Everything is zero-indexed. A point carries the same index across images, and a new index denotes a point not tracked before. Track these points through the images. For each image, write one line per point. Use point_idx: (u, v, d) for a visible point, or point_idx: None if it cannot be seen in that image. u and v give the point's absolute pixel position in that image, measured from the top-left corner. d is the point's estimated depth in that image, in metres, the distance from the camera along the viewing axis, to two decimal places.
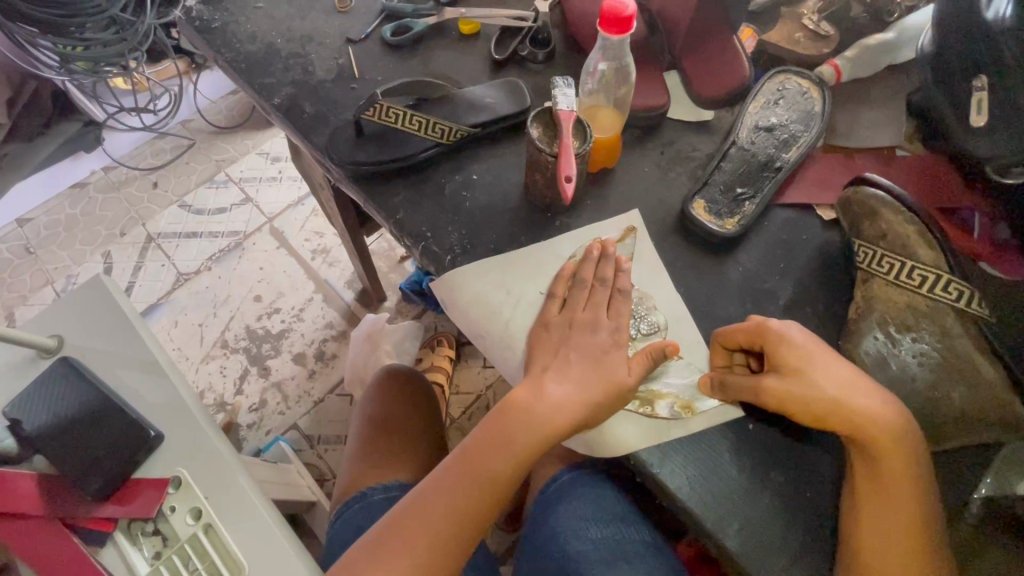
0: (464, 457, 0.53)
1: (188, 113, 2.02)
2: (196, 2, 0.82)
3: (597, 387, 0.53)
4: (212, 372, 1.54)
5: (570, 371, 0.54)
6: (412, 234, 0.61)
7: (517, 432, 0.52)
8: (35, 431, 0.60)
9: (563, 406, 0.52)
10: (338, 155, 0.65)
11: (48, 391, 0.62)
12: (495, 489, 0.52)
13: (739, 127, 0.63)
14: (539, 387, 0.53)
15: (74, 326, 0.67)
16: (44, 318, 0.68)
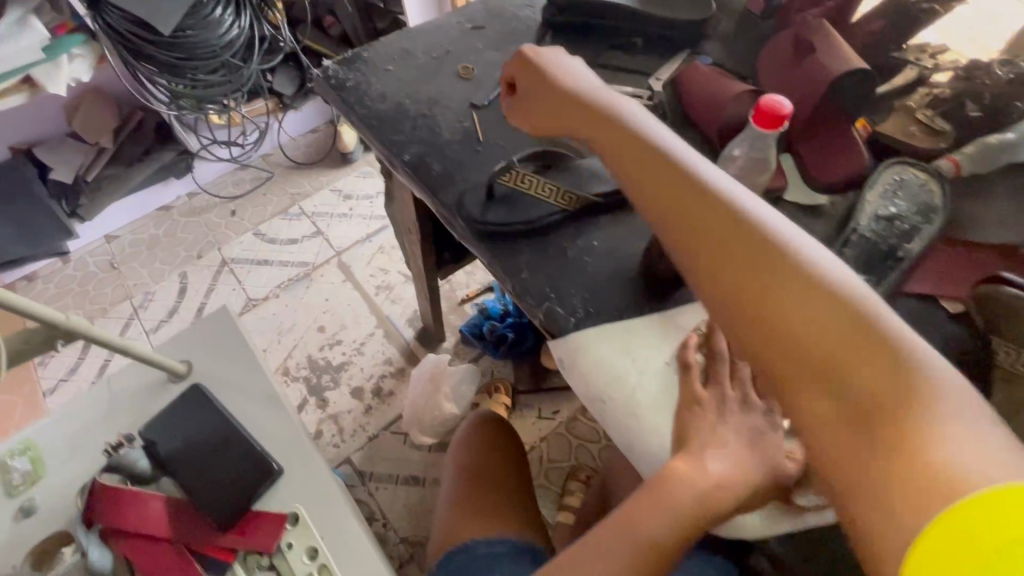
0: (618, 526, 0.51)
1: (270, 148, 2.16)
2: (333, 63, 0.89)
3: (753, 464, 0.53)
4: None
5: (727, 449, 0.53)
6: (536, 294, 0.64)
7: (676, 502, 0.50)
8: (170, 452, 0.76)
9: (726, 479, 0.51)
10: (467, 214, 0.69)
11: (182, 412, 0.78)
12: (651, 564, 0.50)
13: (859, 215, 0.65)
14: (699, 460, 0.52)
15: (198, 355, 0.83)
16: (172, 346, 0.84)
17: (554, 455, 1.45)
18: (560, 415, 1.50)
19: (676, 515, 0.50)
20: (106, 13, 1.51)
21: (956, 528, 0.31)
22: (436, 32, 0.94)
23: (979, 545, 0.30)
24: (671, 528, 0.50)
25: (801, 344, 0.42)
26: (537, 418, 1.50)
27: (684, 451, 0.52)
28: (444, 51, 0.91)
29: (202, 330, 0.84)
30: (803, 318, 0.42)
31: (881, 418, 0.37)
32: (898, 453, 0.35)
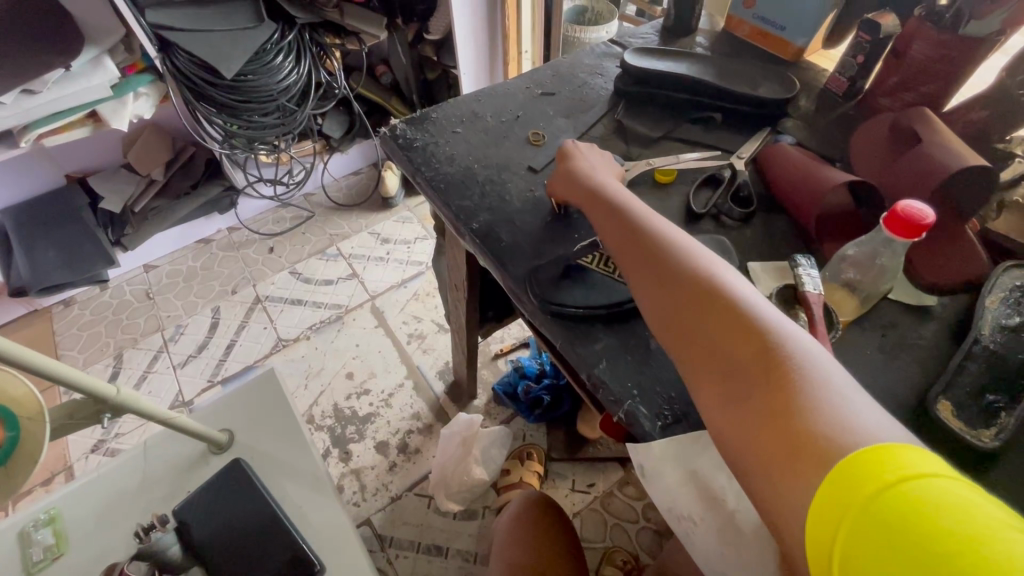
0: None
1: (313, 187, 2.19)
2: (401, 123, 0.89)
3: None
4: None
5: None
6: (616, 389, 0.58)
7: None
8: (201, 540, 0.73)
9: None
10: (540, 292, 0.64)
11: (221, 491, 0.77)
12: None
13: (980, 323, 0.58)
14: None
15: (243, 428, 0.85)
16: (216, 415, 0.85)
17: (588, 534, 1.34)
18: (595, 489, 1.41)
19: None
20: (175, 56, 1.58)
21: (847, 501, 0.35)
22: (505, 96, 0.93)
23: (863, 517, 0.34)
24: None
25: (712, 348, 0.48)
26: (570, 490, 1.41)
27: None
28: (513, 116, 0.90)
29: (251, 401, 0.87)
30: (711, 330, 0.49)
31: (777, 412, 0.41)
32: (797, 453, 0.39)
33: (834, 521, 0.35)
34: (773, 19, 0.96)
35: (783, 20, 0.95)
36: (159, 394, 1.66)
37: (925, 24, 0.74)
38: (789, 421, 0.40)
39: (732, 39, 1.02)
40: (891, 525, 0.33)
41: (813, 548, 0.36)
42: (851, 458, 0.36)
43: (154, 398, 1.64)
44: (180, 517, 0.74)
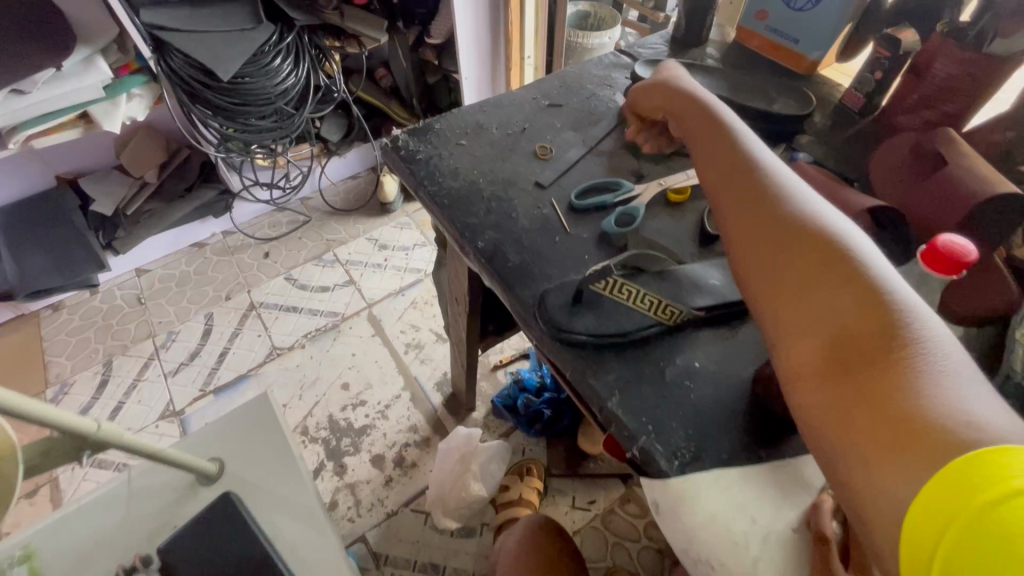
0: None
1: (309, 191, 2.15)
2: (403, 134, 0.86)
3: None
4: None
5: None
6: (630, 424, 0.55)
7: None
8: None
9: None
10: (549, 319, 0.61)
11: (208, 527, 0.74)
12: None
13: (1012, 355, 0.55)
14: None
15: (234, 456, 0.81)
16: (204, 444, 0.81)
17: (588, 553, 1.31)
18: (595, 506, 1.37)
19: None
20: (169, 57, 1.54)
21: (955, 501, 0.30)
22: (511, 107, 0.90)
23: (968, 520, 0.30)
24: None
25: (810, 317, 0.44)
26: (571, 507, 1.38)
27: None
28: (520, 128, 0.87)
29: (243, 426, 0.83)
30: (823, 293, 0.44)
31: (889, 389, 0.37)
32: (898, 437, 0.34)
33: (943, 516, 0.31)
34: (787, 32, 0.94)
35: (797, 33, 0.92)
36: (149, 403, 1.61)
37: (947, 42, 0.72)
38: (900, 400, 0.36)
39: (743, 52, 1.00)
40: (1012, 532, 0.28)
41: (910, 538, 0.32)
42: (966, 455, 0.31)
43: (144, 407, 1.60)
44: (166, 557, 0.72)
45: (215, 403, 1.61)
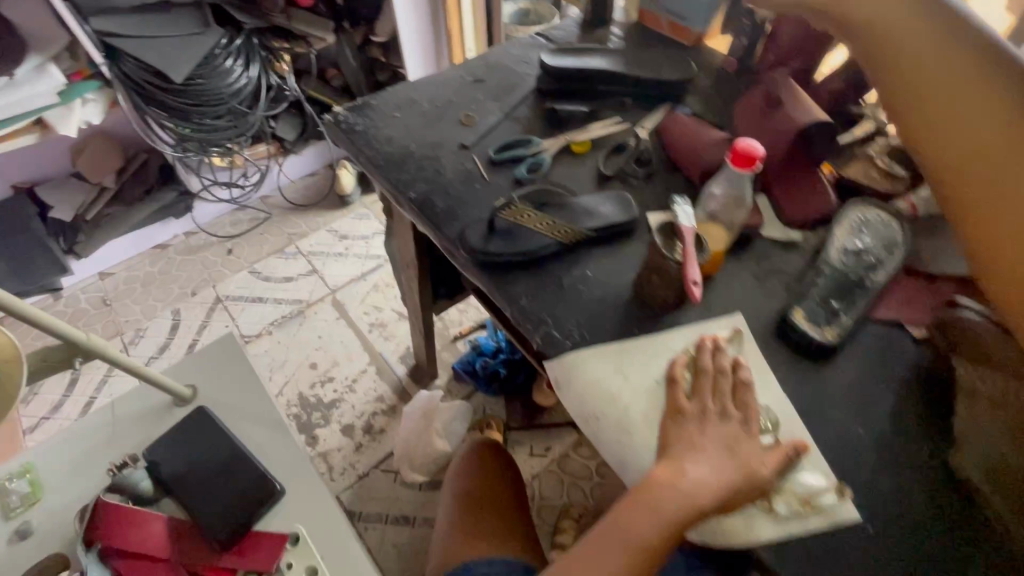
0: (598, 528, 0.56)
1: (269, 189, 2.21)
2: (344, 110, 0.97)
3: (733, 472, 0.54)
4: None
5: (706, 453, 0.55)
6: (533, 319, 0.68)
7: (659, 507, 0.53)
8: (171, 474, 0.76)
9: (702, 488, 0.53)
10: (468, 245, 0.74)
11: (185, 437, 0.78)
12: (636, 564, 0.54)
13: (829, 248, 0.71)
14: (680, 470, 0.54)
15: (207, 382, 0.83)
16: (186, 369, 0.86)
17: (546, 493, 1.44)
18: (551, 452, 1.50)
19: (663, 521, 0.53)
20: (122, 61, 1.61)
21: None
22: (440, 84, 1.02)
23: None
24: (662, 537, 0.54)
25: None
26: (529, 455, 1.50)
27: (667, 461, 0.56)
28: (447, 101, 0.99)
29: (226, 356, 0.84)
30: None
31: None
32: None
33: None
34: (676, 11, 1.09)
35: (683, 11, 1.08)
36: None
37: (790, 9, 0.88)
38: None
39: (642, 31, 1.15)
40: None
41: None
42: None
43: None
44: (150, 455, 0.76)
45: None
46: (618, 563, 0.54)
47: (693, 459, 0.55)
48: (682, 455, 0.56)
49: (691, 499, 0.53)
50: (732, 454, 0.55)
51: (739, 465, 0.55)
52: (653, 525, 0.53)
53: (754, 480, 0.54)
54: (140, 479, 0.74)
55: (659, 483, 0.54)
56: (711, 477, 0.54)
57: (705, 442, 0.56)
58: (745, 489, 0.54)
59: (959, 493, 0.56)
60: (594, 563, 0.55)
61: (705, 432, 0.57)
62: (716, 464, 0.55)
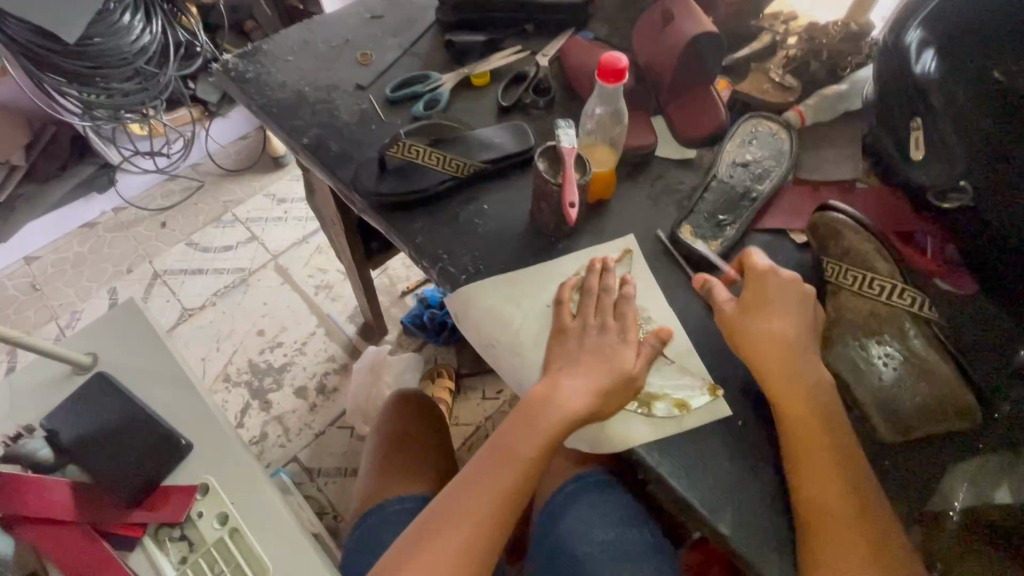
0: (490, 452, 0.58)
1: (199, 156, 2.08)
2: (232, 57, 0.91)
3: (609, 378, 0.57)
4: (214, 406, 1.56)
5: (583, 364, 0.58)
6: (429, 256, 0.68)
7: (540, 420, 0.56)
8: (71, 439, 0.63)
9: (579, 396, 0.56)
10: (362, 187, 0.72)
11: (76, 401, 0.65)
12: (527, 476, 0.57)
13: (718, 162, 0.72)
14: (558, 383, 0.57)
15: (108, 344, 0.70)
16: (80, 333, 0.71)
17: None
18: (503, 394, 1.55)
19: (542, 433, 0.56)
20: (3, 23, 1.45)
21: None
22: (336, 23, 0.97)
23: None
24: (543, 448, 0.56)
25: None
26: (481, 399, 1.54)
27: (548, 377, 0.58)
28: (343, 40, 0.94)
29: (110, 319, 0.72)
30: None
31: None
32: None
33: None
34: None
35: None
36: None
37: None
38: None
39: None
40: None
41: None
42: None
43: None
44: (47, 423, 0.63)
45: None
46: (504, 478, 0.56)
47: (571, 372, 0.58)
48: (561, 371, 0.58)
49: (567, 408, 0.56)
50: (606, 364, 0.58)
51: (613, 374, 0.57)
52: (535, 437, 0.56)
53: (626, 387, 0.57)
54: (37, 446, 0.62)
55: (540, 398, 0.57)
56: (586, 386, 0.56)
57: (582, 356, 0.58)
58: (618, 396, 0.56)
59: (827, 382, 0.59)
60: (482, 479, 0.57)
61: (582, 348, 0.59)
62: (592, 375, 0.57)
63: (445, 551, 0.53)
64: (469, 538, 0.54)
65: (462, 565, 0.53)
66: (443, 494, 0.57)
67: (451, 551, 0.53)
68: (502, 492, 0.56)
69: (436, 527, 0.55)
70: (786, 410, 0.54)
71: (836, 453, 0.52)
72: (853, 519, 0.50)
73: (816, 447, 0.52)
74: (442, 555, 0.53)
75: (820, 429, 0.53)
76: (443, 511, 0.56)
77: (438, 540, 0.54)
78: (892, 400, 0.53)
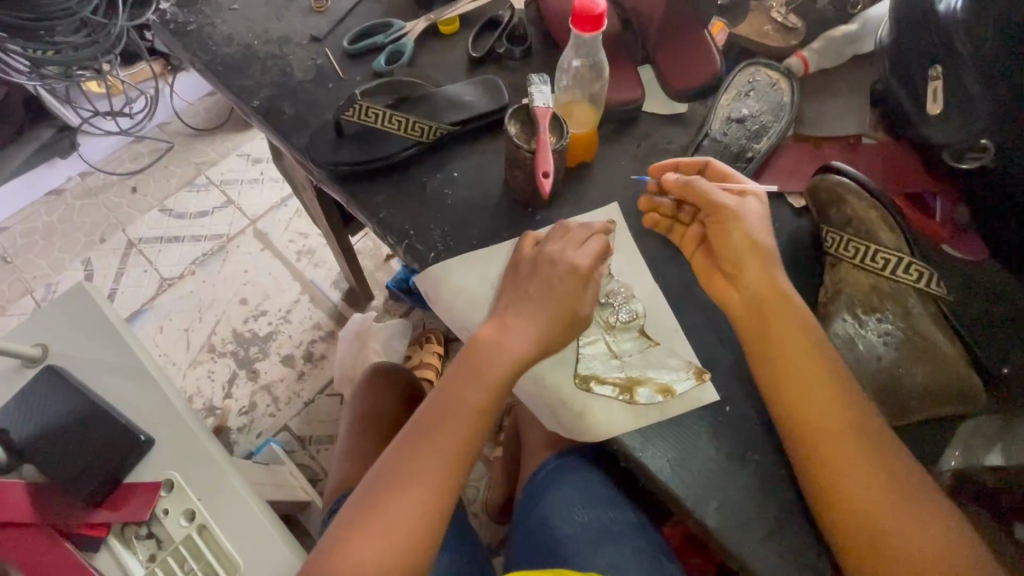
0: (434, 404, 0.54)
1: (165, 116, 1.95)
2: (170, 5, 0.81)
3: (556, 321, 0.53)
4: (201, 377, 1.53)
5: (529, 306, 0.54)
6: (395, 232, 0.62)
7: (486, 368, 0.53)
8: (23, 439, 0.59)
9: (526, 341, 0.53)
10: (318, 156, 0.65)
11: (29, 399, 0.61)
12: (474, 428, 0.54)
13: (711, 118, 0.65)
14: (503, 328, 0.54)
15: (62, 334, 0.66)
16: (29, 324, 0.67)
17: None
18: None
19: (490, 381, 0.53)
20: None
21: None
22: None
23: None
24: (492, 397, 0.53)
25: None
26: None
27: (493, 321, 0.55)
28: None
29: (63, 308, 0.66)
30: None
31: None
32: None
33: None
34: None
35: None
36: None
37: None
38: None
39: None
40: None
41: None
42: None
43: None
44: None
45: None
46: (456, 433, 0.53)
47: (516, 315, 0.54)
48: (507, 315, 0.54)
49: (514, 354, 0.53)
50: (552, 305, 0.54)
51: (560, 315, 0.53)
52: (482, 386, 0.53)
53: (574, 328, 0.54)
54: None
55: (485, 344, 0.54)
56: (532, 332, 0.53)
57: (529, 299, 0.54)
58: (563, 336, 0.54)
59: None
60: (428, 435, 0.53)
61: (531, 294, 0.54)
62: (538, 318, 0.53)
63: (401, 515, 0.50)
64: (425, 499, 0.51)
65: (420, 526, 0.51)
66: (390, 452, 0.54)
67: (406, 515, 0.50)
68: (455, 448, 0.53)
69: (388, 491, 0.51)
70: (791, 398, 0.49)
71: (857, 436, 0.47)
72: (895, 497, 0.45)
73: (831, 431, 0.48)
74: (398, 521, 0.50)
75: (835, 411, 0.48)
76: (389, 471, 0.52)
77: (390, 504, 0.51)
78: (891, 382, 0.50)
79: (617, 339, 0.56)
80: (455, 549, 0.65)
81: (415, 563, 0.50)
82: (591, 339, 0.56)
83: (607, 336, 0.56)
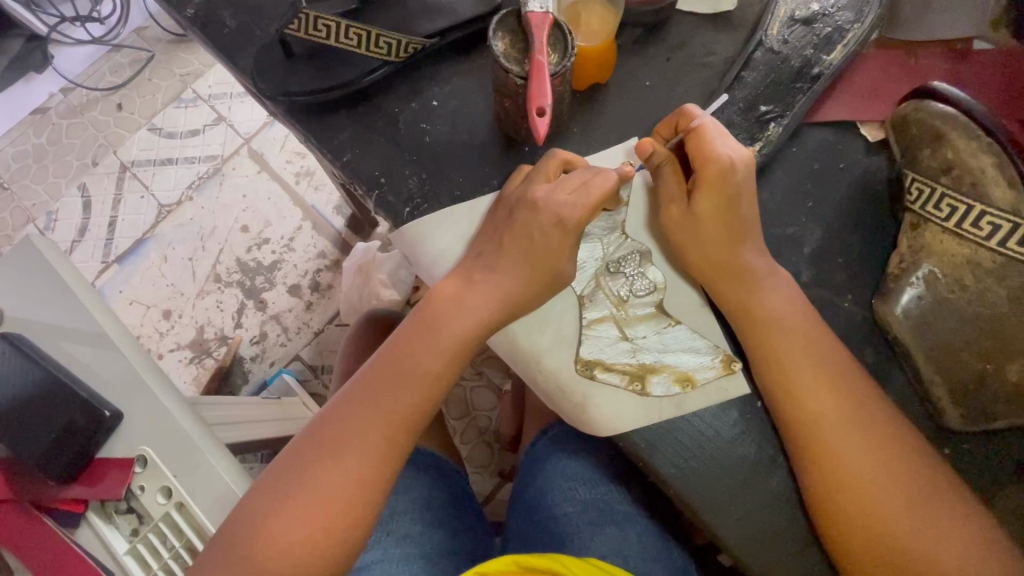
0: (387, 359, 0.48)
1: (140, 18, 1.47)
2: None
3: (532, 276, 0.46)
4: (209, 308, 1.28)
5: (502, 261, 0.47)
6: (364, 180, 0.51)
7: (442, 326, 0.47)
8: None
9: (492, 299, 0.46)
10: (267, 83, 0.52)
11: None
12: (431, 392, 0.47)
13: (770, 21, 0.50)
14: (467, 282, 0.47)
15: (9, 295, 0.58)
16: None
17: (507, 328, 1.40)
18: None
19: (447, 343, 0.47)
20: None
21: None
22: None
23: None
24: (447, 361, 0.47)
25: None
26: None
27: (457, 273, 0.48)
28: None
29: (8, 262, 0.58)
30: None
31: None
32: None
33: None
34: None
35: None
36: None
37: None
38: None
39: None
40: None
41: None
42: None
43: None
44: None
45: (122, 271, 1.30)
46: (401, 399, 0.47)
47: (483, 270, 0.47)
48: (472, 269, 0.47)
49: (474, 315, 0.46)
50: (525, 252, 0.46)
51: (537, 266, 0.46)
52: (439, 350, 0.47)
53: (548, 285, 0.46)
54: None
55: (442, 303, 0.47)
56: (499, 288, 0.46)
57: (503, 250, 0.47)
58: (537, 295, 0.46)
59: (872, 342, 0.46)
60: (377, 393, 0.47)
61: (504, 244, 0.47)
62: (507, 275, 0.46)
63: (334, 484, 0.45)
64: (363, 466, 0.45)
65: (354, 497, 0.45)
66: (329, 409, 0.48)
67: (342, 482, 0.45)
68: (399, 414, 0.46)
69: (322, 452, 0.45)
70: (788, 401, 0.43)
71: (871, 442, 0.41)
72: (912, 509, 0.40)
73: (839, 440, 0.42)
74: (331, 490, 0.45)
75: (843, 420, 0.42)
76: (332, 429, 0.46)
77: (327, 470, 0.45)
78: (975, 378, 0.42)
79: (629, 317, 0.47)
80: (450, 520, 0.62)
81: (349, 538, 0.45)
82: (599, 317, 0.47)
83: (618, 313, 0.47)
